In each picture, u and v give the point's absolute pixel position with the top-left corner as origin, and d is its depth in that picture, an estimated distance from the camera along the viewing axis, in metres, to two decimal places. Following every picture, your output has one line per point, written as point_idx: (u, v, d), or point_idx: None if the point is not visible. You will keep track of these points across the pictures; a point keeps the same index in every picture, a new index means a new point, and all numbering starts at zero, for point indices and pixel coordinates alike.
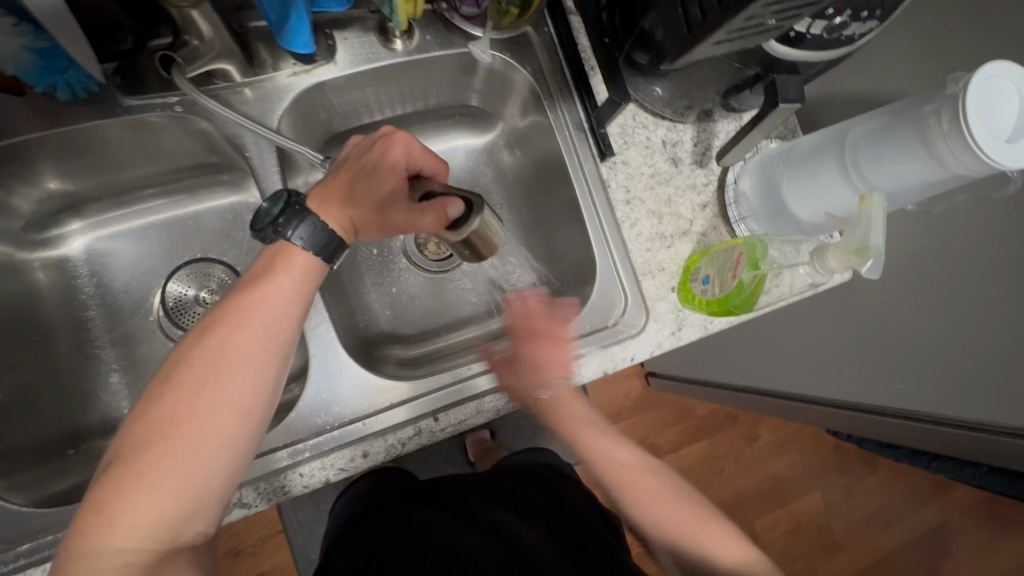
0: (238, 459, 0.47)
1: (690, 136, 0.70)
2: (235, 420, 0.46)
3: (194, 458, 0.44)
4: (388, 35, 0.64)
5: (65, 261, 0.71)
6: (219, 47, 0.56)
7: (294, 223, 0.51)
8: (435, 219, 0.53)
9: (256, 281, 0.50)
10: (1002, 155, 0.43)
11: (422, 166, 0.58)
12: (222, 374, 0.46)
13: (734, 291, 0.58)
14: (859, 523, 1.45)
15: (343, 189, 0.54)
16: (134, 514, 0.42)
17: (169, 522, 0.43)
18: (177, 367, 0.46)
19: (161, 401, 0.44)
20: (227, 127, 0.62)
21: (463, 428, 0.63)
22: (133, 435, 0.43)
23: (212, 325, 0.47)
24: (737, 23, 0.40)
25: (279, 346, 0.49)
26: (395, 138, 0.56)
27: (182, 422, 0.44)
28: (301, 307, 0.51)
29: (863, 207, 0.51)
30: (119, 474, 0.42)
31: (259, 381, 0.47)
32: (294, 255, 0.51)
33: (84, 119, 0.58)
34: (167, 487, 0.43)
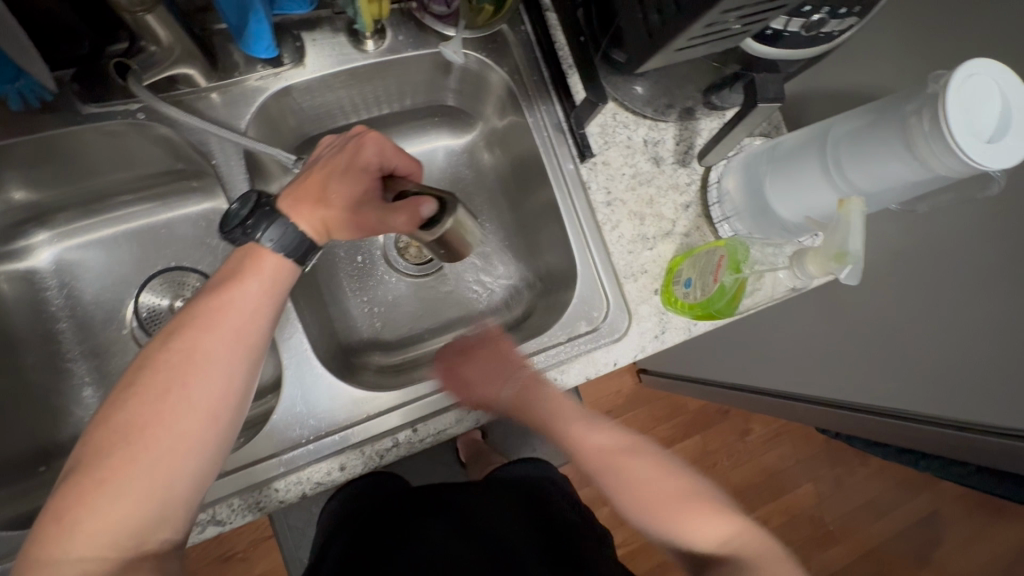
0: (206, 465, 0.45)
1: (672, 135, 0.68)
2: (201, 424, 0.44)
3: (158, 462, 0.42)
4: (359, 36, 0.62)
5: (34, 273, 0.69)
6: (178, 52, 0.54)
7: (264, 225, 0.50)
8: (408, 219, 0.50)
9: (223, 283, 0.48)
10: (983, 156, 0.42)
11: (396, 166, 0.56)
12: (187, 378, 0.44)
13: (716, 294, 0.57)
14: (851, 514, 1.45)
15: (314, 191, 0.52)
16: (96, 520, 0.40)
17: (133, 529, 0.42)
18: (142, 371, 0.44)
19: (124, 405, 0.43)
20: (193, 133, 0.60)
21: (442, 438, 0.62)
22: (95, 440, 0.42)
23: (178, 328, 0.46)
24: (697, 29, 0.40)
25: (248, 349, 0.48)
26: (366, 138, 0.54)
27: (145, 428, 0.43)
28: (272, 309, 0.50)
29: (841, 212, 0.49)
30: (80, 480, 0.41)
31: (227, 386, 0.46)
32: (262, 257, 0.50)
33: (42, 129, 0.56)
34: (130, 493, 0.41)
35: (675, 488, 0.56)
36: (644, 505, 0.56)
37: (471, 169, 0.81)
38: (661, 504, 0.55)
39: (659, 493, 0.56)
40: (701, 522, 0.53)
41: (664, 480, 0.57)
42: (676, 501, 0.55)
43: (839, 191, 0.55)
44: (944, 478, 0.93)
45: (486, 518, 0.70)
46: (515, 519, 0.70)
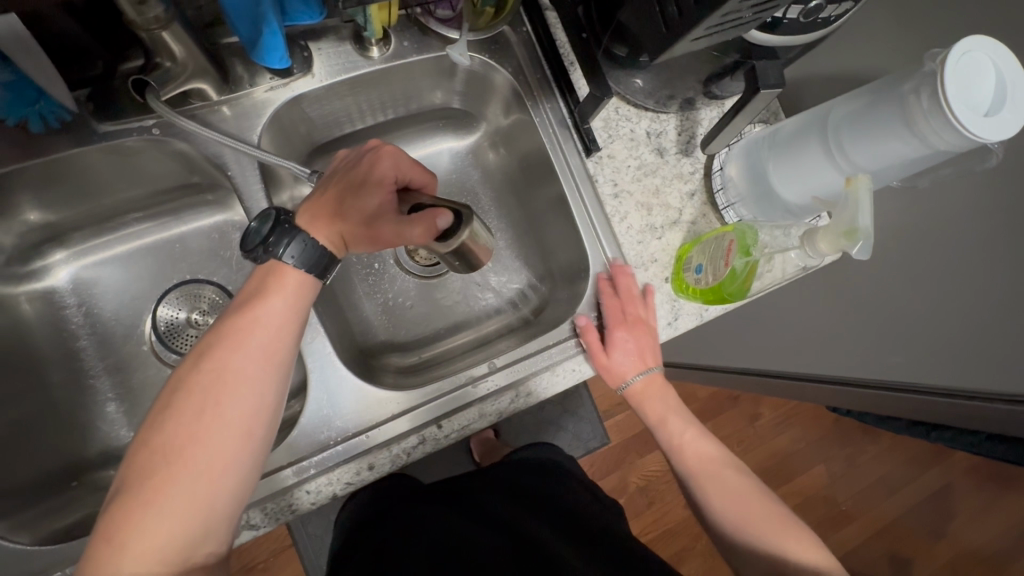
0: (245, 480, 0.46)
1: (674, 125, 0.70)
2: (237, 442, 0.45)
3: (198, 481, 0.43)
4: (364, 43, 0.63)
5: (52, 293, 0.70)
6: (192, 67, 0.55)
7: (286, 242, 0.50)
8: (425, 230, 0.52)
9: (249, 302, 0.49)
10: (981, 128, 0.44)
11: (411, 179, 0.57)
12: (222, 398, 0.45)
13: (726, 278, 0.58)
14: (863, 492, 1.47)
15: (332, 204, 0.53)
16: (143, 538, 0.41)
17: (178, 545, 0.42)
18: (176, 393, 0.45)
19: (162, 426, 0.44)
20: (208, 147, 0.62)
21: (467, 433, 0.63)
22: (137, 461, 0.43)
23: (208, 348, 0.47)
24: (714, 19, 0.41)
25: (278, 364, 0.49)
26: (383, 151, 0.55)
27: (184, 448, 0.44)
28: (299, 324, 0.51)
29: (850, 189, 0.51)
30: (125, 502, 0.42)
31: (260, 401, 0.47)
32: (285, 274, 0.50)
33: (59, 149, 0.56)
34: (174, 511, 0.42)
35: (778, 516, 0.57)
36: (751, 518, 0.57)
37: (477, 169, 0.82)
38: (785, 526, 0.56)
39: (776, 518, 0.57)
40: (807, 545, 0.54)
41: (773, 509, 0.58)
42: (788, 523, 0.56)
43: (841, 173, 0.57)
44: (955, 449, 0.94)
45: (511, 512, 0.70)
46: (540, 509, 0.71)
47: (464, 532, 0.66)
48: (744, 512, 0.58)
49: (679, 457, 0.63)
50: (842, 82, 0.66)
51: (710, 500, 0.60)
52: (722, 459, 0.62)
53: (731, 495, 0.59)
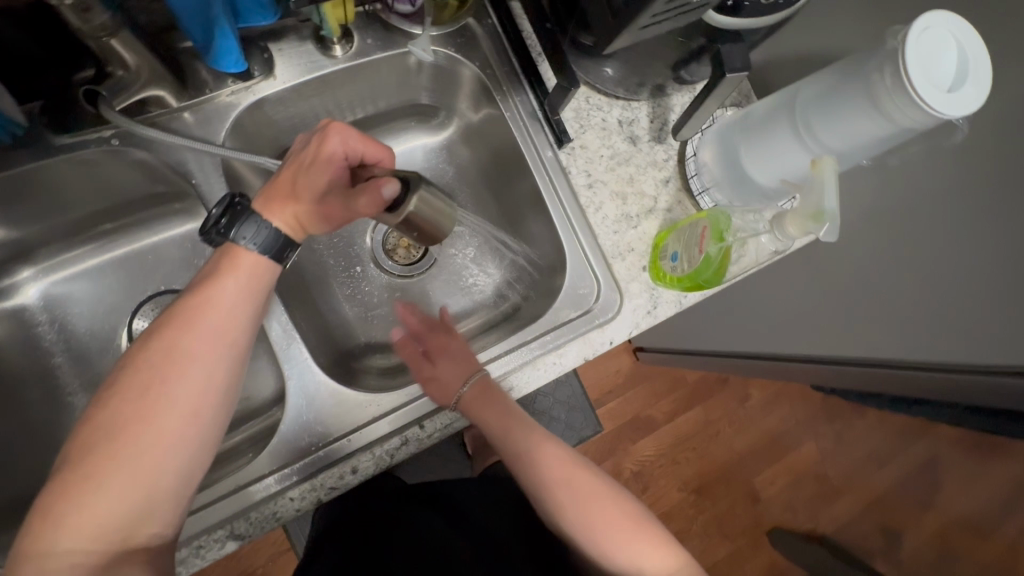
0: (191, 463, 0.46)
1: (646, 113, 0.69)
2: (182, 421, 0.45)
3: (140, 458, 0.43)
4: (325, 43, 0.62)
5: (23, 310, 0.68)
6: (146, 74, 0.54)
7: (239, 224, 0.50)
8: (370, 201, 0.50)
9: (202, 282, 0.49)
10: (942, 104, 0.43)
11: (364, 154, 0.55)
12: (168, 376, 0.45)
13: (702, 265, 0.58)
14: (854, 467, 1.49)
15: (285, 186, 0.52)
16: (80, 514, 0.41)
17: (117, 521, 0.42)
18: (124, 371, 0.45)
19: (107, 404, 0.44)
20: (172, 154, 0.61)
21: (450, 431, 0.63)
22: (80, 437, 0.43)
23: (159, 327, 0.47)
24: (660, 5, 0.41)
25: (229, 346, 0.48)
26: (330, 129, 0.53)
27: (128, 424, 0.43)
28: (253, 307, 0.50)
29: (815, 172, 0.52)
30: (65, 478, 0.42)
31: (210, 381, 0.47)
32: (239, 255, 0.50)
33: (15, 164, 0.55)
34: (113, 488, 0.42)
35: (631, 516, 0.60)
36: (598, 522, 0.59)
37: (451, 165, 0.81)
38: (632, 535, 0.59)
39: (620, 514, 0.60)
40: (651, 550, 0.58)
41: (620, 513, 0.60)
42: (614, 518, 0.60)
43: (810, 153, 0.56)
44: (938, 421, 0.96)
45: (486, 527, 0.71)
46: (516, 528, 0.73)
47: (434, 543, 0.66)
48: (597, 518, 0.59)
49: (525, 468, 0.62)
50: (811, 62, 0.66)
51: (566, 509, 0.60)
52: (575, 460, 0.63)
53: (598, 505, 0.60)
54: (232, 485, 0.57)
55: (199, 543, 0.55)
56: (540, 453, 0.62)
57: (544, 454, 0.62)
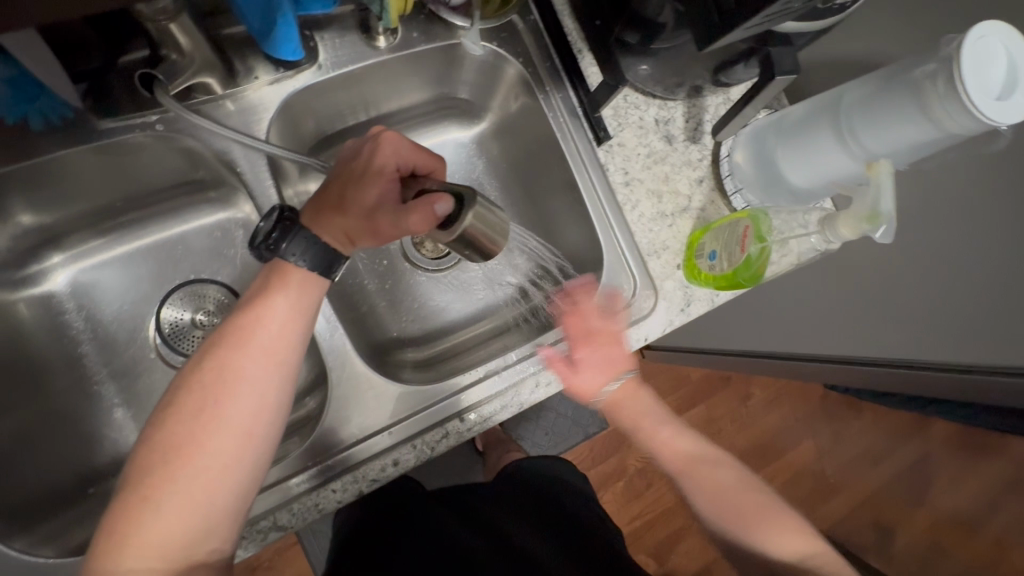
0: (247, 480, 0.47)
1: (682, 113, 0.70)
2: (237, 440, 0.46)
3: (198, 478, 0.44)
4: (371, 33, 0.62)
5: (49, 298, 0.67)
6: (198, 60, 0.53)
7: (290, 238, 0.51)
8: (423, 218, 0.48)
9: (252, 302, 0.50)
10: (999, 114, 0.45)
11: (415, 164, 0.55)
12: (222, 397, 0.46)
13: (742, 265, 0.59)
14: (850, 465, 1.53)
15: (335, 198, 0.52)
16: (143, 533, 0.43)
17: (177, 542, 0.43)
18: (179, 391, 0.47)
19: (163, 425, 0.45)
20: (214, 142, 0.59)
21: (488, 425, 0.63)
22: (139, 457, 0.45)
23: (212, 347, 0.48)
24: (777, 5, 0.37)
25: (279, 364, 0.49)
26: (382, 139, 0.53)
27: (183, 446, 0.45)
28: (301, 323, 0.51)
29: (870, 174, 0.53)
30: (126, 500, 0.43)
31: (261, 401, 0.48)
32: (289, 272, 0.51)
33: (56, 149, 0.54)
34: (174, 507, 0.43)
35: (762, 502, 0.61)
36: (735, 513, 0.60)
37: (482, 159, 0.81)
38: (757, 515, 0.59)
39: (752, 502, 0.60)
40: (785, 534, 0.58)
41: (757, 497, 0.61)
42: (755, 513, 0.59)
43: (854, 157, 0.58)
44: (948, 421, 0.98)
45: (505, 523, 0.71)
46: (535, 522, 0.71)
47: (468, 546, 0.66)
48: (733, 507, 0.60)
49: (663, 454, 0.64)
50: (847, 67, 0.67)
51: (698, 498, 0.61)
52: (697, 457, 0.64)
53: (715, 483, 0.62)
54: (266, 481, 0.57)
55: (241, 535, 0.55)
56: (670, 446, 0.64)
57: (672, 446, 0.64)
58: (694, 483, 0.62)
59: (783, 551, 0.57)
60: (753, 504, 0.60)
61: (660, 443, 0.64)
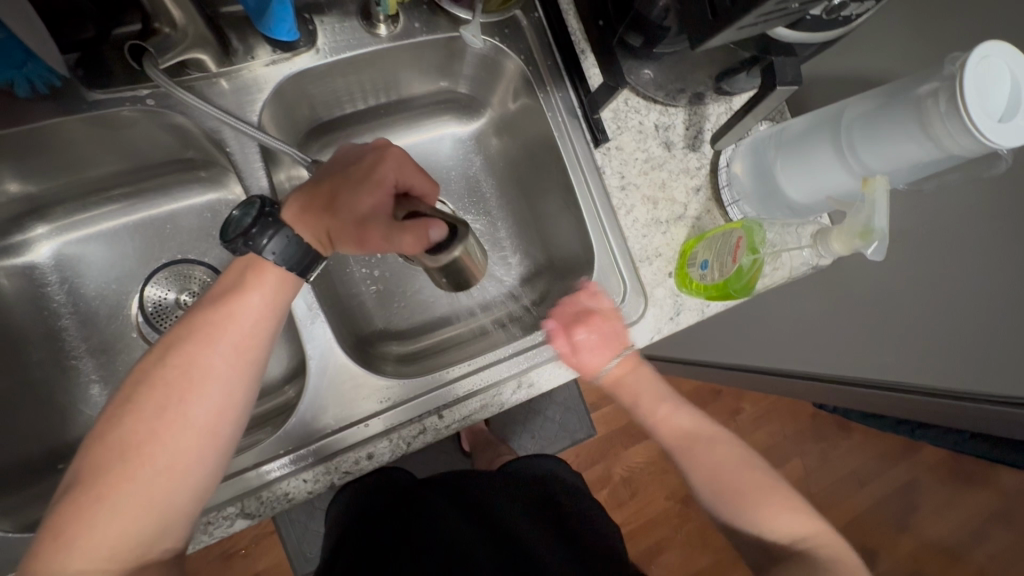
0: (206, 480, 0.46)
1: (682, 120, 0.69)
2: (201, 440, 0.45)
3: (155, 479, 0.43)
4: (371, 19, 0.61)
5: (33, 269, 0.66)
6: (192, 35, 0.53)
7: (270, 233, 0.49)
8: (415, 240, 0.50)
9: (224, 297, 0.49)
10: (1000, 136, 0.44)
11: (412, 184, 0.55)
12: (187, 394, 0.45)
13: (733, 275, 0.58)
14: (837, 486, 1.52)
15: (325, 198, 0.51)
16: (93, 534, 0.41)
17: (129, 542, 0.42)
18: (140, 387, 0.45)
19: (120, 422, 0.44)
20: (204, 120, 0.58)
21: (467, 423, 0.63)
22: (93, 455, 0.43)
23: (177, 342, 0.47)
24: (767, 7, 0.36)
25: (248, 363, 0.49)
26: (387, 154, 0.54)
27: (142, 444, 0.43)
28: (272, 322, 0.50)
29: (867, 190, 0.51)
30: (75, 499, 0.41)
31: (229, 399, 0.47)
32: (265, 270, 0.50)
33: (42, 118, 0.53)
34: (129, 508, 0.42)
35: (766, 478, 0.56)
36: (732, 490, 0.55)
37: (479, 155, 0.80)
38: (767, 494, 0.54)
39: (758, 481, 0.55)
40: (778, 512, 0.53)
41: (748, 467, 0.57)
42: (749, 493, 0.55)
43: (852, 175, 0.57)
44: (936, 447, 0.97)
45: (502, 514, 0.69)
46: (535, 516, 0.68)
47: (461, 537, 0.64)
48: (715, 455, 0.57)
49: (659, 431, 0.60)
50: (851, 83, 0.66)
51: (698, 475, 0.57)
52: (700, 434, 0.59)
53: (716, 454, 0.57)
54: (237, 467, 0.56)
55: (208, 520, 0.55)
56: (666, 422, 0.59)
57: (670, 422, 0.59)
58: (695, 459, 0.57)
59: (782, 535, 0.52)
60: (756, 480, 0.56)
61: (657, 424, 0.60)
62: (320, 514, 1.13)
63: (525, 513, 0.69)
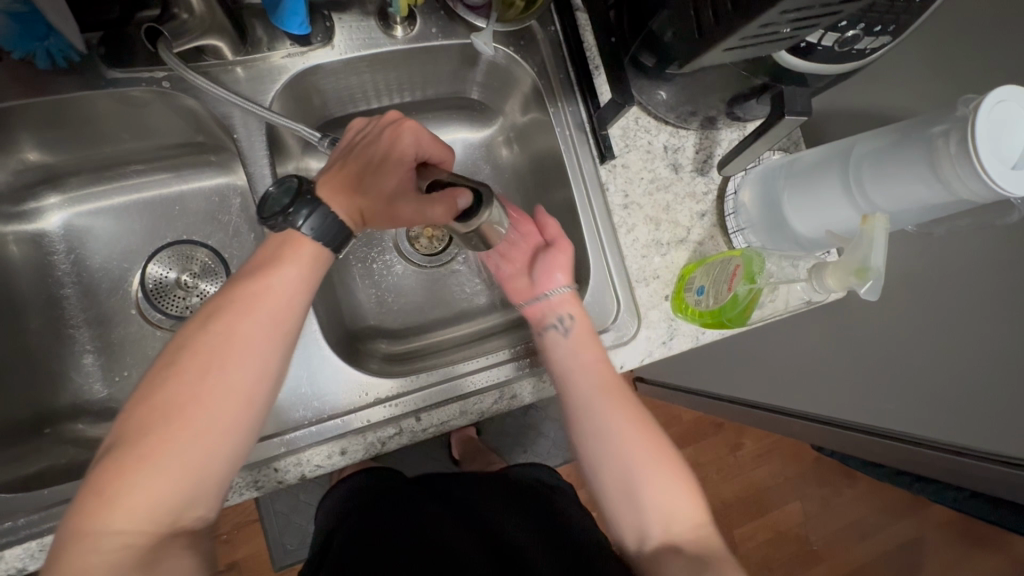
0: (238, 449, 0.45)
1: (693, 143, 0.68)
2: (238, 407, 0.45)
3: (195, 442, 0.42)
4: (388, 22, 0.62)
5: (42, 237, 0.68)
6: (209, 22, 0.54)
7: (306, 212, 0.50)
8: (445, 210, 0.55)
9: (262, 269, 0.49)
10: (1010, 183, 0.43)
11: (431, 155, 0.59)
12: (228, 361, 0.45)
13: (728, 304, 0.57)
14: (837, 534, 1.46)
15: (353, 179, 0.53)
16: (133, 496, 0.40)
17: (166, 506, 0.41)
18: (181, 352, 0.45)
19: (163, 385, 0.43)
20: (216, 106, 0.60)
21: (445, 428, 0.62)
22: (135, 418, 0.42)
23: (217, 311, 0.46)
24: (749, 30, 0.36)
25: (284, 334, 0.48)
26: (403, 126, 0.56)
27: (185, 407, 0.43)
28: (306, 296, 0.50)
29: (863, 227, 0.50)
30: (118, 457, 0.40)
31: (266, 368, 0.47)
32: (302, 243, 0.50)
33: (63, 90, 0.55)
34: (169, 471, 0.41)
35: (673, 462, 0.56)
36: (644, 462, 0.55)
37: (488, 163, 0.80)
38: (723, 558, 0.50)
39: (657, 454, 0.55)
40: (678, 495, 0.54)
41: (659, 451, 0.56)
42: (660, 466, 0.55)
43: (858, 210, 0.55)
44: (939, 503, 0.93)
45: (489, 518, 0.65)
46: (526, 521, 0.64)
47: (440, 539, 0.61)
48: (646, 449, 0.56)
49: (574, 384, 0.58)
50: (867, 120, 0.65)
51: (608, 438, 0.56)
52: (627, 396, 0.58)
53: (640, 435, 0.56)
54: None
55: None
56: (580, 368, 0.58)
57: (584, 370, 0.58)
58: (603, 422, 0.57)
59: (675, 516, 0.53)
60: (665, 463, 0.55)
61: (573, 368, 0.58)
62: (303, 507, 1.13)
63: (509, 514, 0.66)
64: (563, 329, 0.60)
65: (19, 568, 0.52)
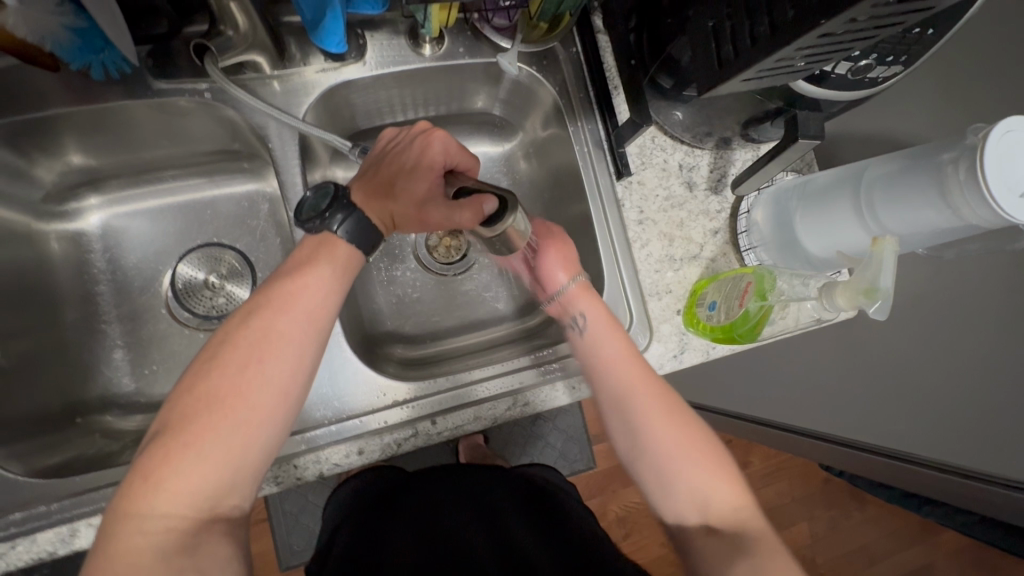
0: (274, 440, 0.48)
1: (707, 162, 0.70)
2: (275, 399, 0.47)
3: (235, 432, 0.45)
4: (418, 40, 0.65)
5: (81, 235, 0.72)
6: (252, 40, 0.58)
7: (341, 215, 0.53)
8: (471, 215, 0.54)
9: (299, 268, 0.51)
10: (1017, 210, 0.44)
11: (457, 163, 0.60)
12: (266, 355, 0.47)
13: (739, 320, 0.59)
14: (844, 558, 1.44)
15: (385, 185, 0.56)
16: (178, 481, 0.43)
17: (207, 492, 0.44)
18: (223, 346, 0.47)
19: (207, 376, 0.46)
20: (253, 116, 0.63)
21: (459, 433, 0.63)
22: (181, 406, 0.45)
23: (257, 307, 0.49)
24: (765, 64, 0.38)
25: (318, 330, 0.50)
26: (433, 136, 0.57)
27: (226, 398, 0.45)
28: (340, 295, 0.53)
29: (874, 249, 0.52)
30: (166, 443, 0.43)
31: (301, 364, 0.49)
32: (336, 246, 0.53)
33: (112, 99, 0.59)
34: (211, 458, 0.44)
35: (709, 447, 0.56)
36: (674, 451, 0.56)
37: (507, 176, 0.83)
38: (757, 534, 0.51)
39: (690, 441, 0.56)
40: (720, 483, 0.55)
41: (696, 438, 0.56)
42: (697, 454, 0.55)
43: (869, 233, 0.56)
44: (947, 527, 0.93)
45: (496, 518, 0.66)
46: (533, 521, 0.66)
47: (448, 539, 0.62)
48: (677, 439, 0.56)
49: (603, 379, 0.59)
50: (879, 145, 0.66)
51: (640, 429, 0.57)
52: (654, 385, 0.58)
53: (669, 424, 0.56)
54: None
55: None
56: (610, 363, 0.58)
57: (615, 363, 0.58)
58: (634, 413, 0.57)
59: (717, 503, 0.54)
60: (702, 451, 0.56)
61: (600, 361, 0.59)
62: (312, 508, 1.15)
63: (517, 516, 0.67)
64: (580, 328, 0.61)
65: (49, 552, 0.54)
